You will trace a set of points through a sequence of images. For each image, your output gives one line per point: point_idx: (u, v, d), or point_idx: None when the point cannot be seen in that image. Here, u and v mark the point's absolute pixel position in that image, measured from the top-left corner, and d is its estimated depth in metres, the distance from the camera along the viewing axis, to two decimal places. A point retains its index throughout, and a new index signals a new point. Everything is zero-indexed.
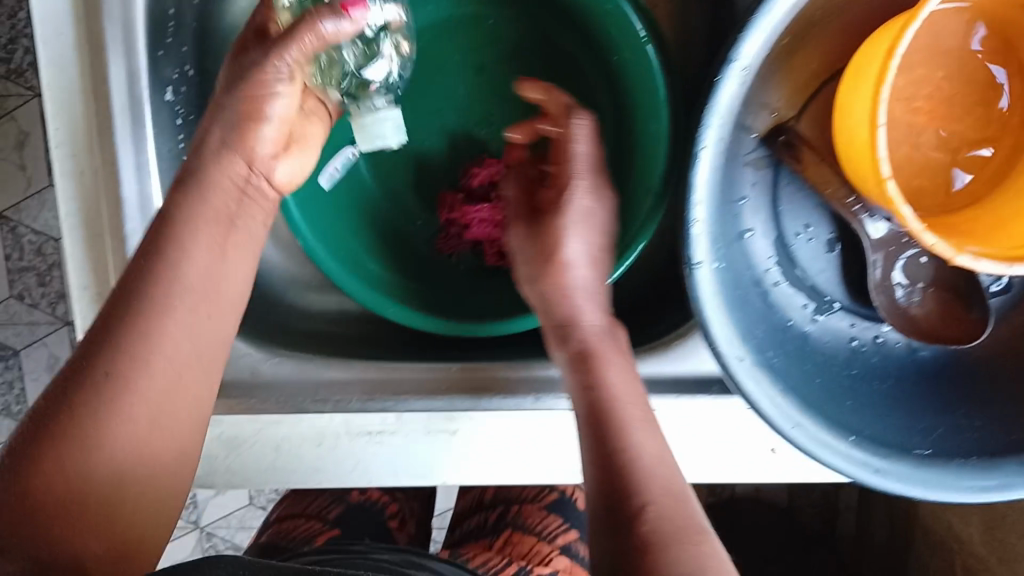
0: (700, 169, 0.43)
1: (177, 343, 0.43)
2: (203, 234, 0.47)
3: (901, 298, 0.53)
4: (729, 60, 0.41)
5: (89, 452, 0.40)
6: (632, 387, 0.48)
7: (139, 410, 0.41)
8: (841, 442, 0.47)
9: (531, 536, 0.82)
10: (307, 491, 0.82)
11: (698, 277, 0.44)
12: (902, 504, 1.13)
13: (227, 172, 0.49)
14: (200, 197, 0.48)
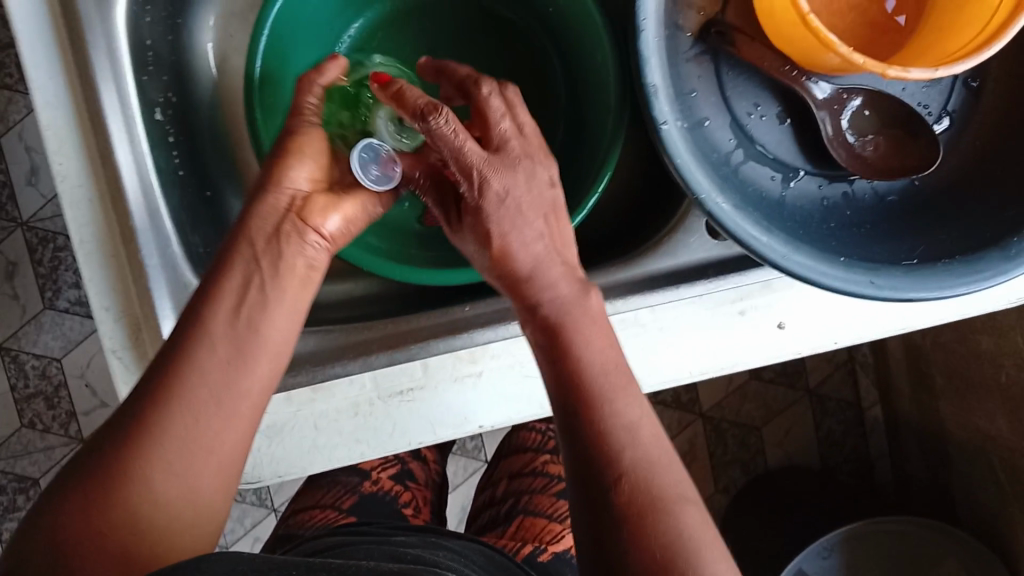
0: (646, 42, 0.48)
1: (205, 385, 0.48)
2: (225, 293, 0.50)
3: (855, 146, 0.57)
4: None
5: (141, 482, 0.44)
6: (604, 354, 0.51)
7: (177, 451, 0.46)
8: (832, 265, 0.50)
9: (543, 519, 0.82)
10: (320, 483, 0.80)
11: (667, 135, 0.49)
12: (929, 428, 1.15)
13: (292, 254, 0.53)
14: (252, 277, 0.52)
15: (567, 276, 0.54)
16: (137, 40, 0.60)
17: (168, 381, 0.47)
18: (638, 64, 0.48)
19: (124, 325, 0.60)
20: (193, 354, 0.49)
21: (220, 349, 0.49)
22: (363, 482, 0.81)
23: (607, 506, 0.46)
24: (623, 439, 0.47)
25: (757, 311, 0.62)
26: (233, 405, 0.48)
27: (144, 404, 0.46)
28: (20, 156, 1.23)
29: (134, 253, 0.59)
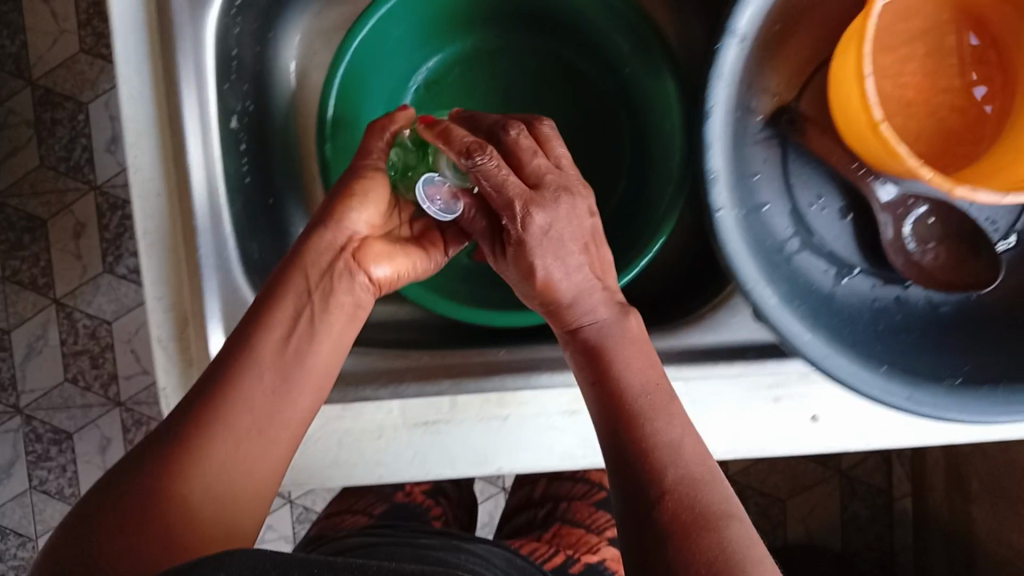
0: (712, 129, 0.48)
1: (257, 385, 0.50)
2: (288, 295, 0.54)
3: (912, 253, 0.56)
4: (728, 30, 0.47)
5: (195, 467, 0.47)
6: (641, 376, 0.51)
7: (227, 438, 0.48)
8: (873, 373, 0.49)
9: (579, 529, 0.86)
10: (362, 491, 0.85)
11: (722, 221, 0.48)
12: (958, 530, 1.13)
13: (348, 292, 0.56)
14: (279, 302, 0.53)
15: (606, 299, 0.55)
16: (224, 50, 0.62)
17: (226, 379, 0.50)
18: (702, 150, 0.48)
19: (172, 318, 0.61)
20: (236, 388, 0.50)
21: (266, 377, 0.51)
22: (395, 493, 0.84)
23: (654, 533, 0.46)
24: (661, 460, 0.48)
25: (789, 399, 0.61)
26: (275, 431, 0.50)
27: (182, 432, 0.48)
28: (103, 124, 1.27)
29: (190, 253, 0.61)
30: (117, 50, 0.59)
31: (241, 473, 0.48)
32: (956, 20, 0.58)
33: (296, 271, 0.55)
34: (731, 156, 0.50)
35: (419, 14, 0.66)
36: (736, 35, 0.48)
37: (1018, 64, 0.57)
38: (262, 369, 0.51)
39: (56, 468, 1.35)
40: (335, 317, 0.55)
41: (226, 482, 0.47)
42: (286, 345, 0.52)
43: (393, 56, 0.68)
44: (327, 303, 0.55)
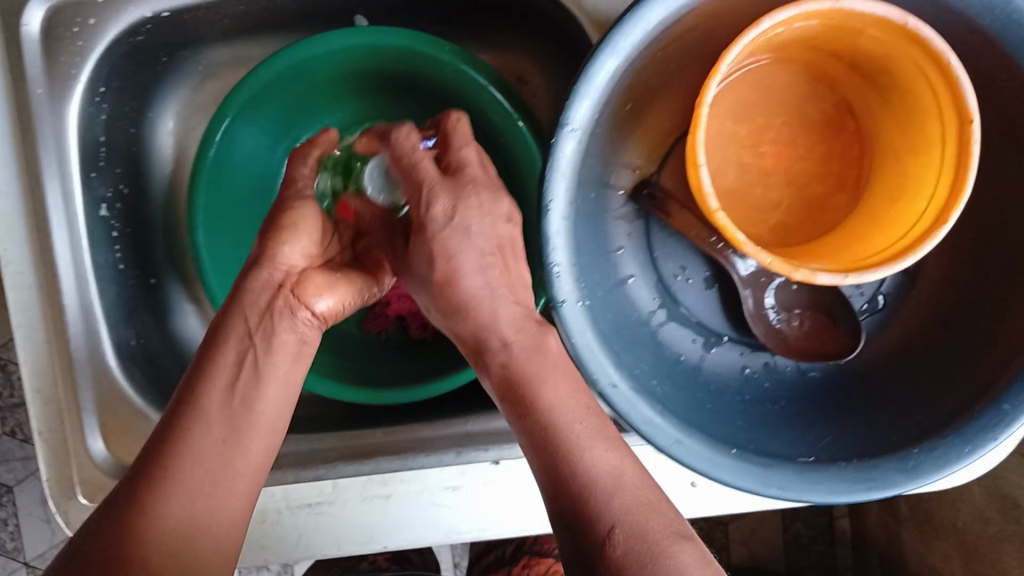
0: (551, 221, 0.48)
1: (207, 434, 0.45)
2: (224, 354, 0.48)
3: (774, 321, 0.57)
4: (563, 124, 0.47)
5: (149, 522, 0.42)
6: (572, 400, 0.46)
7: (188, 484, 0.43)
8: (725, 457, 0.50)
9: (547, 560, 0.92)
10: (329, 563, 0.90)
11: (565, 312, 0.49)
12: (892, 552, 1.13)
13: (284, 335, 0.50)
14: (212, 360, 0.48)
15: (520, 320, 0.50)
16: (91, 138, 0.62)
17: (179, 433, 0.45)
18: (543, 243, 0.49)
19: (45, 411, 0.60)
20: (179, 430, 0.45)
21: (215, 428, 0.45)
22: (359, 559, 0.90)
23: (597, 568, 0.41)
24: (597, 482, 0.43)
25: (669, 466, 0.62)
26: (230, 469, 0.45)
27: (135, 490, 0.42)
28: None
29: (62, 346, 0.60)
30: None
31: (192, 517, 0.43)
32: (811, 91, 0.58)
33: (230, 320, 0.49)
34: (577, 243, 0.50)
35: (291, 91, 0.66)
36: (572, 128, 0.48)
37: (872, 131, 0.57)
38: (207, 405, 0.46)
39: None
40: (282, 358, 0.49)
41: (188, 526, 0.43)
42: (219, 383, 0.47)
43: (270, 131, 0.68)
44: (245, 361, 0.48)
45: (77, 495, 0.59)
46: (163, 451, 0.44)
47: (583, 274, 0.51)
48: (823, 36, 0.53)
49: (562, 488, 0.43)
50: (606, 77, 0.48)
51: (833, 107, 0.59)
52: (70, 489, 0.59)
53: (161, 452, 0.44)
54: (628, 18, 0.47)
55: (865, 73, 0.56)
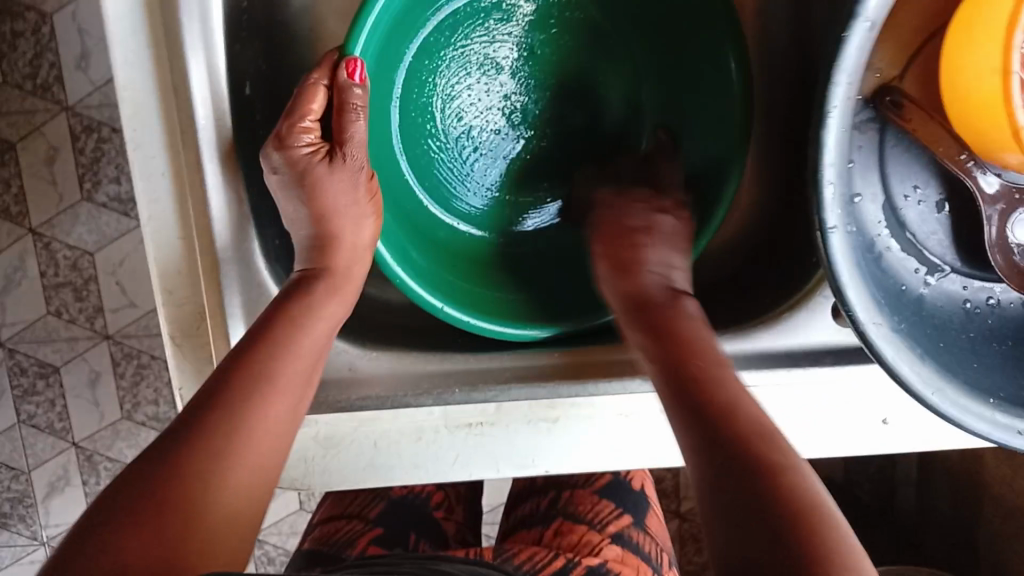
0: (829, 131, 0.41)
1: (274, 404, 0.48)
2: (308, 336, 0.52)
3: (1018, 257, 0.50)
4: (859, 15, 0.40)
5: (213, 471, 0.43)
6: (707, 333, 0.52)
7: (246, 447, 0.45)
8: (986, 407, 0.45)
9: (582, 526, 0.78)
10: (347, 491, 0.85)
11: (834, 242, 0.42)
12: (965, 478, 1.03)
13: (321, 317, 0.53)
14: (280, 357, 0.50)
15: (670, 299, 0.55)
16: (234, 4, 0.54)
17: (233, 382, 0.47)
18: (815, 154, 0.42)
19: (188, 312, 0.55)
20: (253, 374, 0.48)
21: (287, 382, 0.49)
22: (391, 489, 0.86)
23: (720, 436, 0.43)
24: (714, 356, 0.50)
25: (863, 405, 0.56)
26: (271, 434, 0.47)
27: (206, 413, 0.45)
28: (71, 25, 1.01)
29: (205, 241, 0.54)
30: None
31: (258, 459, 0.46)
32: None
33: (316, 217, 0.57)
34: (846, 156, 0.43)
35: None
36: (867, 18, 0.40)
37: None
38: (293, 342, 0.51)
39: (42, 401, 1.16)
40: (319, 334, 0.53)
41: (254, 468, 0.45)
42: (311, 331, 0.52)
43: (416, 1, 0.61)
44: (311, 367, 0.52)
45: None
46: (221, 399, 0.46)
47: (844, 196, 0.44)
48: None
49: (731, 427, 0.43)
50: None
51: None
52: None
53: (218, 401, 0.46)
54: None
55: None
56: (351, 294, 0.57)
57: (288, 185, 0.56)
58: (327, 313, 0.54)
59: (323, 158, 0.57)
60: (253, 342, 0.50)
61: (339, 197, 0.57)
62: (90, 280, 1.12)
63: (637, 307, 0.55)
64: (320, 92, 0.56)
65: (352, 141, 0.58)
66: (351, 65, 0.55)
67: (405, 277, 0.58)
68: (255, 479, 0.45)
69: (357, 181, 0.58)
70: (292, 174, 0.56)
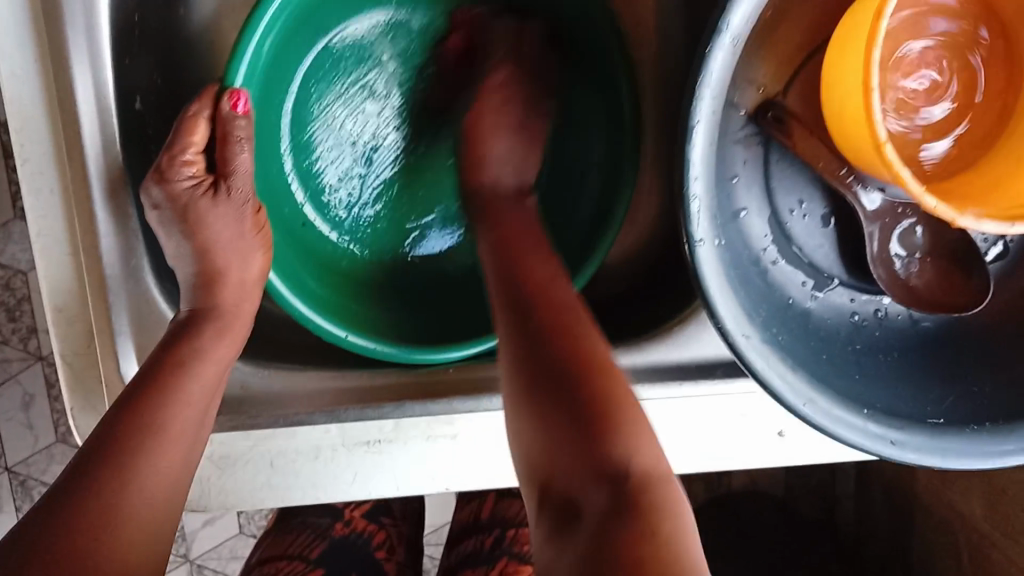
0: (694, 145, 0.42)
1: (172, 443, 0.48)
2: (204, 373, 0.52)
3: (899, 269, 0.51)
4: (718, 30, 0.41)
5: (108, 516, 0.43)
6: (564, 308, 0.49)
7: (144, 489, 0.45)
8: (855, 416, 0.46)
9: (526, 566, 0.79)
10: (287, 531, 0.80)
11: (700, 253, 0.43)
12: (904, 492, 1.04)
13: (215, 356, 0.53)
14: (175, 395, 0.49)
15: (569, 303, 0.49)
16: (125, 18, 0.54)
17: (129, 424, 0.47)
18: (681, 166, 0.43)
19: (77, 330, 0.54)
20: (149, 416, 0.48)
21: (183, 421, 0.49)
22: (334, 524, 0.81)
23: (590, 445, 0.42)
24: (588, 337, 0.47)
25: (757, 416, 0.57)
26: (169, 475, 0.47)
27: (102, 456, 0.45)
28: None
29: (92, 258, 0.53)
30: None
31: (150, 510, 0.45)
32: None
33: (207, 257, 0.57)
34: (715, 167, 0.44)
35: None
36: (728, 34, 0.41)
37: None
38: (182, 386, 0.50)
39: None
40: (215, 370, 0.53)
41: (148, 519, 0.45)
42: (202, 372, 0.52)
43: (317, 11, 0.63)
44: (209, 407, 0.51)
45: None
46: (117, 441, 0.46)
47: (716, 210, 0.45)
48: None
49: (593, 408, 0.43)
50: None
51: (985, 35, 0.51)
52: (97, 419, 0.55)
53: (114, 443, 0.46)
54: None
55: None
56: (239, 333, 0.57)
57: (170, 219, 0.56)
58: (218, 352, 0.54)
59: (205, 189, 0.58)
60: (146, 383, 0.50)
61: (222, 231, 0.58)
62: (24, 300, 1.10)
63: (527, 303, 0.49)
64: (203, 128, 0.58)
65: (237, 172, 0.59)
66: (233, 96, 0.57)
67: (305, 309, 0.59)
68: (150, 527, 0.45)
69: (241, 213, 0.59)
70: (175, 208, 0.56)
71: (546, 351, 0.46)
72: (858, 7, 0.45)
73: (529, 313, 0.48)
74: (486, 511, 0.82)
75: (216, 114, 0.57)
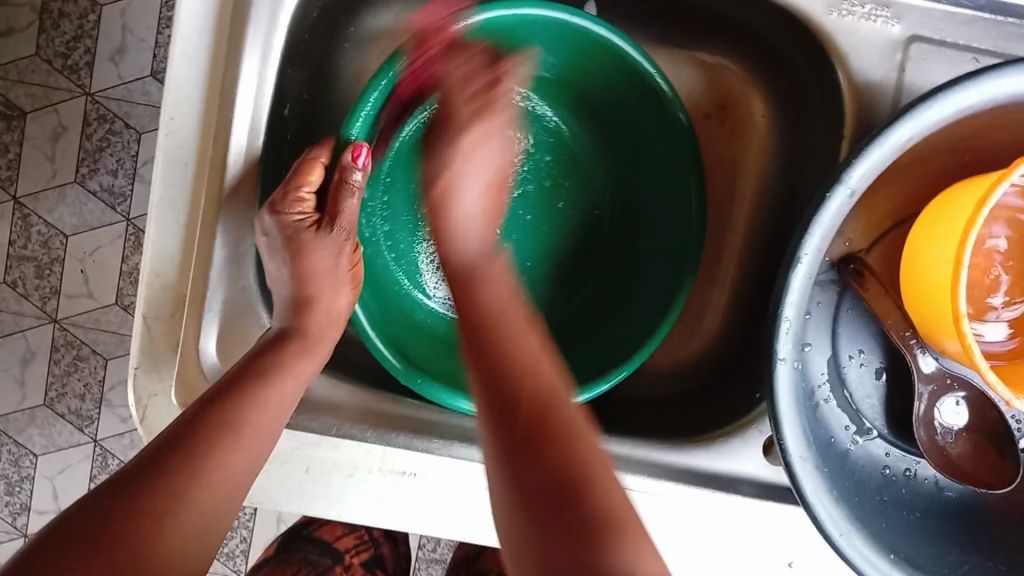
0: (797, 274, 0.46)
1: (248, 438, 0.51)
2: (285, 378, 0.55)
3: (941, 436, 0.55)
4: (840, 179, 0.46)
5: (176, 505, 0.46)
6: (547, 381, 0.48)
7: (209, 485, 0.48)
8: (885, 561, 0.49)
9: None
10: (289, 561, 0.83)
11: (780, 371, 0.47)
12: None
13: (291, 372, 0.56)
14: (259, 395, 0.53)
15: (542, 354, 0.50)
16: (297, 33, 0.59)
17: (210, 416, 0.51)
18: (780, 290, 0.47)
19: (168, 297, 0.57)
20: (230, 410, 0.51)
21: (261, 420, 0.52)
22: (334, 566, 0.84)
23: (562, 521, 0.42)
24: (531, 362, 0.49)
25: (772, 542, 0.59)
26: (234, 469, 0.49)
27: (182, 442, 0.49)
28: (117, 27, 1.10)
29: (205, 235, 0.57)
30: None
31: (208, 506, 0.48)
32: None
33: (295, 266, 0.61)
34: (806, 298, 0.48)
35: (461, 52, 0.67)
36: (847, 184, 0.46)
37: None
38: (264, 389, 0.53)
39: None
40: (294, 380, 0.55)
41: (206, 507, 0.48)
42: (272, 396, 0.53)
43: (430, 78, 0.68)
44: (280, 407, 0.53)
45: (167, 393, 0.57)
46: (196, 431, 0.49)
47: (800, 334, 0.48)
48: None
49: (568, 517, 0.42)
50: (902, 144, 0.46)
51: None
52: (157, 384, 0.57)
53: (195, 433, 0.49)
54: (940, 94, 0.45)
55: None
56: (319, 357, 0.59)
57: (276, 245, 0.60)
58: (295, 374, 0.55)
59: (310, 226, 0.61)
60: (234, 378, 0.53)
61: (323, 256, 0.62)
62: (55, 262, 1.16)
63: (485, 346, 0.50)
64: (320, 169, 0.61)
65: (343, 214, 0.63)
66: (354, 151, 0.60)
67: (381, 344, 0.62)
68: (207, 520, 0.48)
69: (341, 248, 0.63)
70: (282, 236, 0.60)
71: (488, 363, 0.49)
72: (958, 191, 0.50)
73: (501, 396, 0.47)
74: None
75: (339, 164, 0.60)
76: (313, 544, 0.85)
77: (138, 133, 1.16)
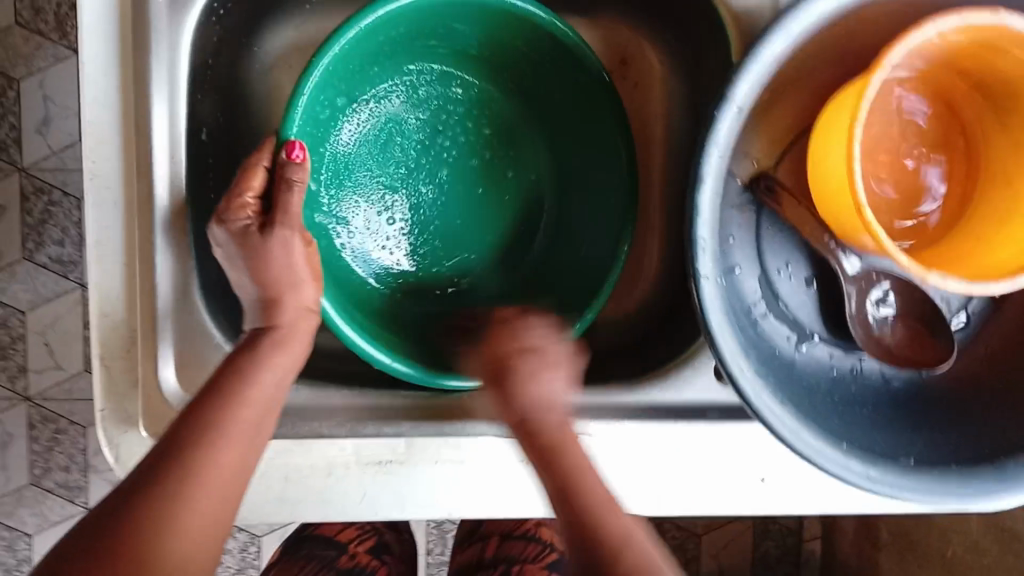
0: (704, 194, 0.49)
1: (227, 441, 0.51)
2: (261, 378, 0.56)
3: (876, 328, 0.58)
4: (726, 99, 0.49)
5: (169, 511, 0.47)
6: (584, 457, 0.55)
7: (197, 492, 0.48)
8: (836, 450, 0.51)
9: None
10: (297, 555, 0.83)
11: (704, 289, 0.49)
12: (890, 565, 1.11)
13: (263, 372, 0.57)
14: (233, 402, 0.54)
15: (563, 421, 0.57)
16: (200, 61, 0.61)
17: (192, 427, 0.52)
18: (692, 213, 0.49)
19: (121, 335, 0.58)
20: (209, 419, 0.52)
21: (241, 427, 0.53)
22: (339, 556, 0.84)
23: (593, 551, 0.49)
24: (554, 438, 0.56)
25: (738, 463, 0.62)
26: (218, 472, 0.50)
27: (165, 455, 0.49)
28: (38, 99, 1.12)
29: (147, 270, 0.58)
30: (87, 39, 0.55)
31: (212, 498, 0.49)
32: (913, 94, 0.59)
33: (254, 270, 0.62)
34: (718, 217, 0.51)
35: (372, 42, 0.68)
36: (734, 103, 0.49)
37: (982, 150, 0.59)
38: (237, 394, 0.54)
39: None
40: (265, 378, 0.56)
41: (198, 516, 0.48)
42: (252, 389, 0.55)
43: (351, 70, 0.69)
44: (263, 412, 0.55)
45: (137, 429, 0.58)
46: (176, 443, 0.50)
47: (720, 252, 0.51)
48: (955, 51, 0.55)
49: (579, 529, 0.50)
50: (777, 57, 0.49)
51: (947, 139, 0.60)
52: (127, 423, 0.58)
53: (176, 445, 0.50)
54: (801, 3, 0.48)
55: (988, 94, 0.57)
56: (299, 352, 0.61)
57: (231, 254, 0.62)
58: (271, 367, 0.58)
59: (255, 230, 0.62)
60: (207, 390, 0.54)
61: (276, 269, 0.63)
62: (18, 340, 1.18)
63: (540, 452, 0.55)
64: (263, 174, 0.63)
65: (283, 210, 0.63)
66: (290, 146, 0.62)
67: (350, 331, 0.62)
68: (200, 526, 0.48)
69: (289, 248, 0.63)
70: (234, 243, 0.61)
71: (554, 468, 0.54)
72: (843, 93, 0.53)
73: (545, 457, 0.55)
74: (489, 553, 0.89)
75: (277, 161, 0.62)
76: (315, 539, 0.85)
77: (77, 199, 1.17)
